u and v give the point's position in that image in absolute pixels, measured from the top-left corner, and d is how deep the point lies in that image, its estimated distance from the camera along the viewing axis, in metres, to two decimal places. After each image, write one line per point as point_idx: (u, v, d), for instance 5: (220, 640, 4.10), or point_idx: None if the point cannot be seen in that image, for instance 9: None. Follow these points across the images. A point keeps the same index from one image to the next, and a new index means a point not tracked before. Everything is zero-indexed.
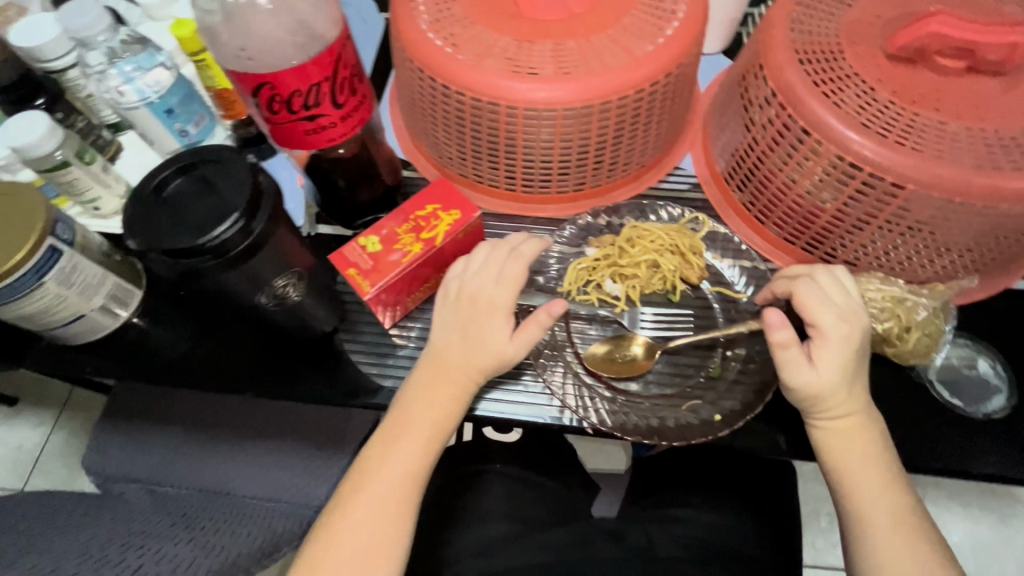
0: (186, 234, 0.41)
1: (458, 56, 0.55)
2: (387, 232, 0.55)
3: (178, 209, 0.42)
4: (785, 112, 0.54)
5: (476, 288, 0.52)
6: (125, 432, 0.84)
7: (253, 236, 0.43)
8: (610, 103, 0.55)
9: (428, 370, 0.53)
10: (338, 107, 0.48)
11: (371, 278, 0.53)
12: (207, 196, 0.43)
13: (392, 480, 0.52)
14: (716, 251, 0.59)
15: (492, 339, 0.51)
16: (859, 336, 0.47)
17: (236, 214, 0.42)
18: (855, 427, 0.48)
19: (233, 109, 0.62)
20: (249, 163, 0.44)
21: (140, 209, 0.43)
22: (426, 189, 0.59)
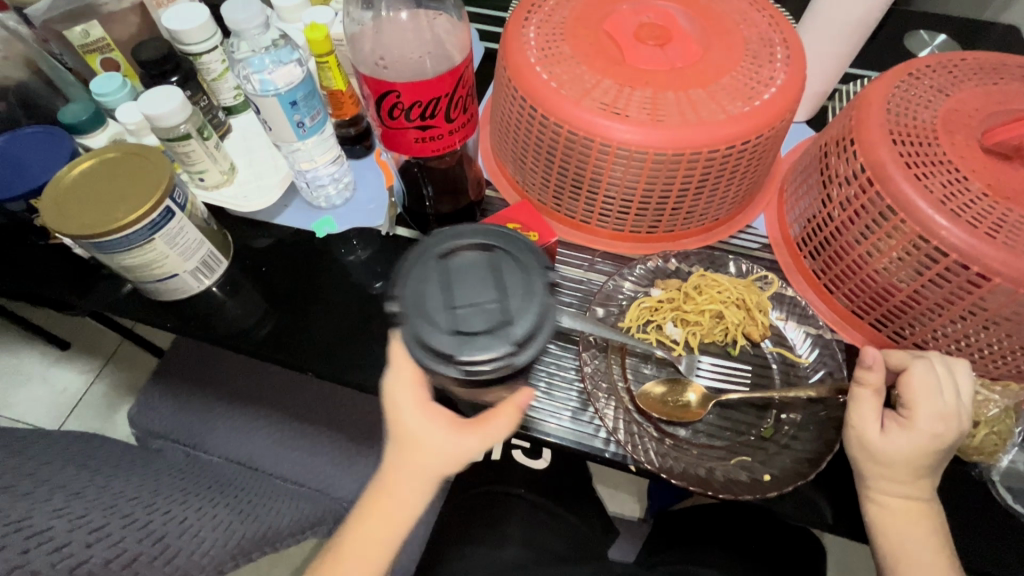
0: (435, 329, 0.42)
1: (561, 90, 0.58)
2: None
3: (458, 300, 0.44)
4: (872, 187, 0.54)
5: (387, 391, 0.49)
6: (174, 393, 0.89)
7: (510, 367, 0.42)
8: (700, 155, 0.56)
9: (395, 463, 0.50)
10: (450, 122, 0.52)
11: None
12: (478, 295, 0.44)
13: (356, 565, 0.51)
14: (781, 312, 0.60)
15: (425, 438, 0.48)
16: (948, 436, 0.45)
17: (509, 343, 0.41)
18: (913, 512, 0.46)
19: (341, 110, 0.70)
20: (547, 282, 0.44)
21: (422, 278, 0.45)
22: (507, 209, 0.62)
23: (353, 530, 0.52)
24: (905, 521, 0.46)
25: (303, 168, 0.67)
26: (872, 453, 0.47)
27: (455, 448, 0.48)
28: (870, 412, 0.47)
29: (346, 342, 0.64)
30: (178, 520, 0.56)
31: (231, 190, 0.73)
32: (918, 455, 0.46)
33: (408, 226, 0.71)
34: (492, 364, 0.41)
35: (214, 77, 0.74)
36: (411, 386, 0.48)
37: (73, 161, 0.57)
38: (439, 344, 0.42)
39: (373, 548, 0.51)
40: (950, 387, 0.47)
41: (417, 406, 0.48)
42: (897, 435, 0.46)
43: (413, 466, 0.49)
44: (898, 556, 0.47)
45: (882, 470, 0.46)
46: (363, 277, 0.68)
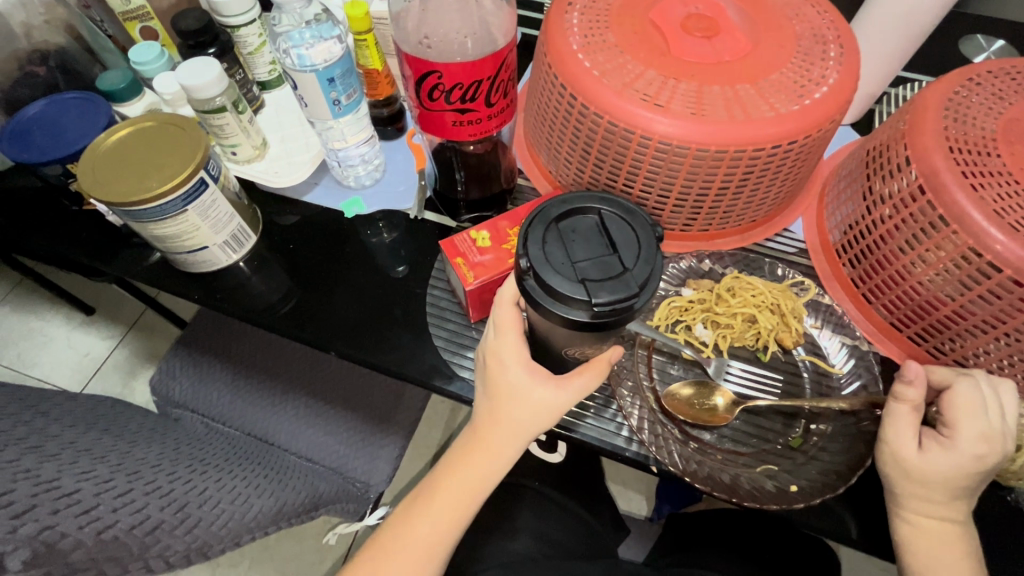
0: (562, 277, 0.38)
1: (603, 79, 0.56)
2: (499, 230, 0.57)
3: (578, 252, 0.39)
4: (924, 196, 0.52)
5: (490, 346, 0.50)
6: (195, 363, 0.90)
7: (630, 312, 0.38)
8: (745, 153, 0.54)
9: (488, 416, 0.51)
10: (490, 106, 0.50)
11: (477, 271, 0.55)
12: (591, 247, 0.40)
13: (441, 516, 0.52)
14: (817, 319, 0.58)
15: (526, 392, 0.49)
16: (992, 460, 0.44)
17: (631, 288, 0.37)
18: (949, 536, 0.45)
19: (376, 90, 0.69)
20: (655, 233, 0.41)
21: (540, 231, 0.40)
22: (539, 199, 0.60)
23: (441, 482, 0.53)
24: (940, 544, 0.45)
25: (335, 147, 0.67)
26: (907, 472, 0.45)
27: (554, 403, 0.48)
28: (908, 429, 0.45)
29: (369, 323, 0.63)
30: (199, 490, 0.56)
31: (263, 165, 0.73)
32: (956, 476, 0.44)
33: (437, 210, 0.70)
34: (621, 308, 0.37)
35: (251, 51, 0.74)
36: (514, 345, 0.49)
37: (110, 129, 0.57)
38: (569, 292, 0.37)
39: (459, 499, 0.52)
40: (997, 408, 0.45)
41: (520, 362, 0.49)
42: (937, 454, 0.44)
43: (514, 421, 0.50)
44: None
45: (918, 489, 0.45)
46: (389, 259, 0.67)
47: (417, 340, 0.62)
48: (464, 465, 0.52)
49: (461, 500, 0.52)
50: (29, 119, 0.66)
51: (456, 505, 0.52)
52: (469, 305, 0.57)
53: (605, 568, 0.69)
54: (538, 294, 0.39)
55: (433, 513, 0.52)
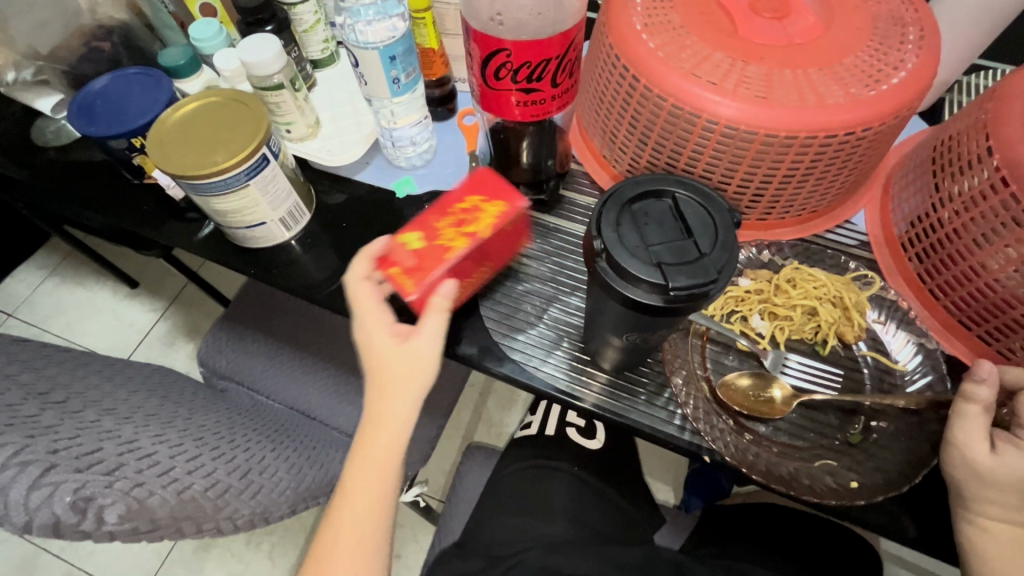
0: (636, 260, 0.37)
1: (668, 60, 0.55)
2: (430, 227, 0.53)
3: (653, 235, 0.39)
4: (1007, 188, 0.49)
5: (365, 326, 0.51)
6: (242, 338, 0.92)
7: (705, 299, 0.37)
8: (816, 139, 0.52)
9: (373, 390, 0.51)
10: (555, 86, 0.50)
11: (414, 278, 0.50)
12: (666, 231, 0.39)
13: (362, 496, 0.53)
14: (880, 314, 0.56)
15: (400, 355, 0.50)
16: None
17: (708, 273, 0.36)
18: (1019, 542, 0.44)
19: (432, 70, 0.69)
20: (733, 219, 0.39)
21: (613, 212, 0.40)
22: (471, 180, 0.55)
23: (356, 467, 0.53)
24: (1010, 549, 0.44)
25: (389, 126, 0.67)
26: (979, 475, 0.43)
27: (418, 353, 0.50)
28: (980, 429, 0.44)
29: None
30: (259, 458, 0.58)
31: (316, 144, 0.73)
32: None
33: None
34: (698, 294, 0.36)
35: (306, 29, 0.73)
36: (374, 313, 0.51)
37: (177, 103, 0.58)
38: (644, 275, 0.37)
39: (372, 476, 0.52)
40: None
41: (385, 329, 0.50)
42: (1011, 455, 0.42)
43: (390, 386, 0.50)
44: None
45: (988, 492, 0.43)
46: None
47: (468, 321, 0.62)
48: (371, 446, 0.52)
49: (375, 477, 0.52)
50: (95, 93, 0.68)
51: (366, 483, 0.53)
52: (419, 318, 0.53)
53: (644, 555, 0.68)
54: (610, 276, 0.38)
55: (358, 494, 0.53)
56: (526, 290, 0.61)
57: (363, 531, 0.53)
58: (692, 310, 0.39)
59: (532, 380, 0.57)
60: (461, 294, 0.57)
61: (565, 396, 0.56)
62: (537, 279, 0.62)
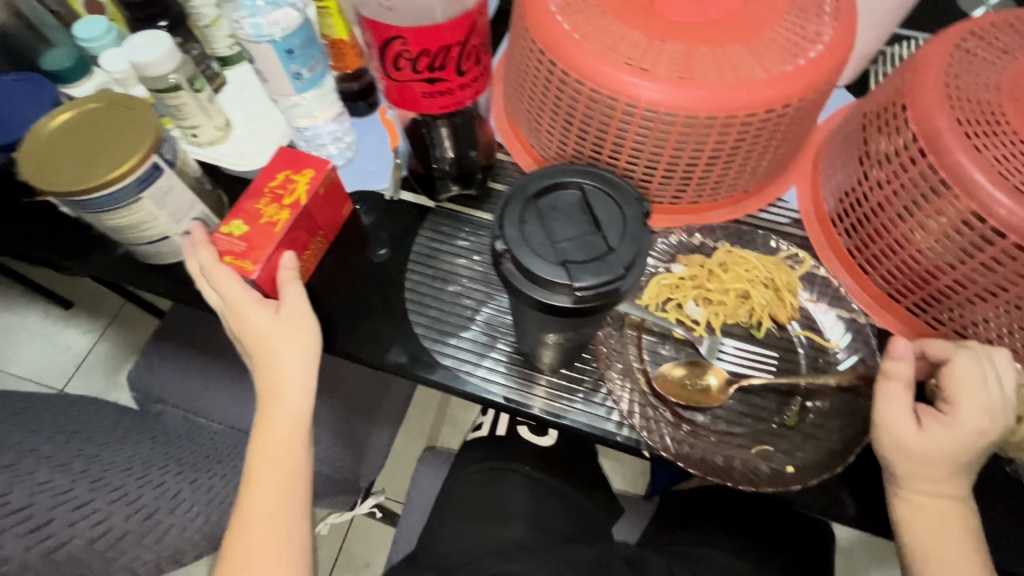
0: (542, 261, 0.36)
1: (584, 43, 0.52)
2: (246, 211, 0.54)
3: (559, 231, 0.37)
4: (924, 159, 0.49)
5: (233, 305, 0.52)
6: (175, 358, 0.86)
7: (615, 295, 0.36)
8: (736, 118, 0.51)
9: (262, 361, 0.53)
10: (461, 75, 0.47)
11: (252, 257, 0.52)
12: (573, 226, 0.38)
13: (268, 474, 0.53)
14: (813, 293, 0.56)
15: (279, 322, 0.52)
16: (994, 433, 0.42)
17: (616, 269, 0.35)
18: (950, 514, 0.44)
19: (343, 62, 0.65)
20: (642, 209, 0.39)
21: (517, 211, 0.38)
22: (279, 155, 0.57)
23: (258, 444, 0.53)
24: (940, 523, 0.44)
25: (303, 124, 0.63)
26: (905, 452, 0.43)
27: (296, 318, 0.53)
28: (904, 407, 0.44)
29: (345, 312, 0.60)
30: (171, 494, 0.54)
31: (227, 148, 0.68)
32: (955, 454, 0.43)
33: (414, 190, 0.65)
34: (607, 290, 0.35)
35: (207, 24, 0.67)
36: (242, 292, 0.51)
37: (52, 112, 0.53)
38: (551, 276, 0.35)
39: (271, 448, 0.53)
40: (993, 379, 0.43)
41: (256, 305, 0.52)
42: (935, 428, 0.43)
43: (277, 357, 0.53)
44: (930, 560, 0.44)
45: (915, 468, 0.43)
46: (363, 243, 0.63)
47: (397, 328, 0.58)
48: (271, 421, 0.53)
49: (279, 449, 0.53)
50: None
51: (274, 459, 0.53)
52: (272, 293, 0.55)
53: (599, 552, 0.67)
54: (517, 278, 0.37)
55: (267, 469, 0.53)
56: (458, 292, 0.59)
57: (274, 510, 0.53)
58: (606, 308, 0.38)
59: (467, 386, 0.55)
60: (304, 269, 0.59)
61: (503, 400, 0.54)
62: (468, 278, 0.60)
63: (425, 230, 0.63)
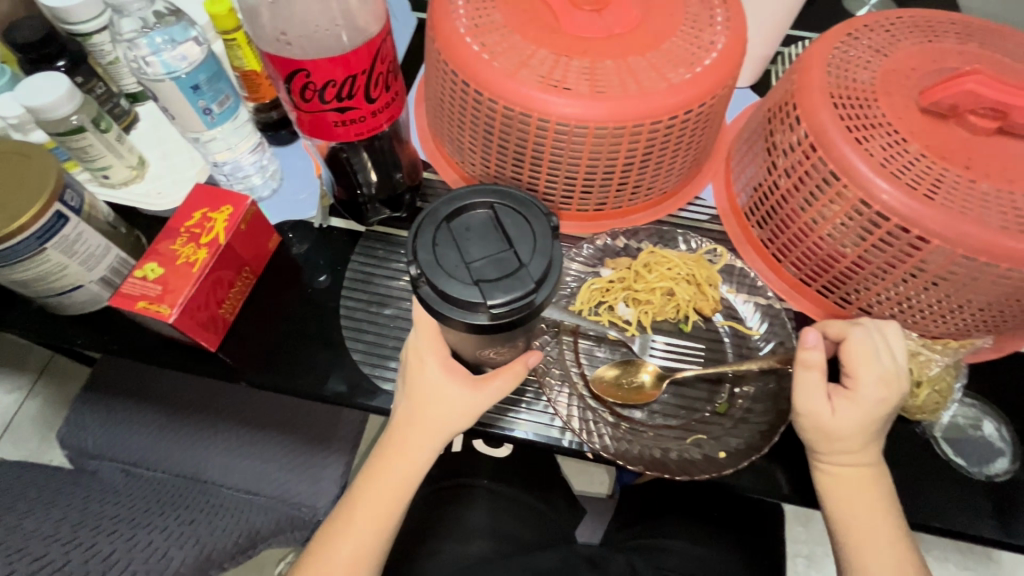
0: (456, 282, 0.37)
1: (494, 63, 0.54)
2: (163, 253, 0.53)
3: (472, 251, 0.39)
4: (815, 154, 0.53)
5: (438, 389, 0.48)
6: (105, 408, 0.80)
7: (529, 309, 0.37)
8: (644, 127, 0.53)
9: (413, 406, 0.48)
10: (371, 102, 0.47)
11: (167, 301, 0.51)
12: (485, 245, 0.39)
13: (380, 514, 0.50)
14: (731, 285, 0.59)
15: (451, 395, 0.48)
16: (892, 401, 0.46)
17: (526, 285, 0.37)
18: (864, 480, 0.47)
19: (259, 93, 0.64)
20: (551, 223, 0.40)
21: (430, 234, 0.39)
22: (198, 193, 0.56)
23: (364, 483, 0.50)
24: (856, 491, 0.47)
25: (220, 158, 0.62)
26: (824, 431, 0.47)
27: (472, 405, 0.48)
28: (819, 391, 0.47)
29: (279, 347, 0.58)
30: (103, 556, 0.52)
31: (143, 187, 0.66)
32: (862, 425, 0.46)
33: (343, 216, 0.65)
34: (521, 305, 0.37)
35: (111, 61, 0.65)
36: (432, 342, 0.48)
37: None
38: (464, 296, 0.37)
39: (385, 511, 0.49)
40: (886, 350, 0.48)
41: (438, 359, 0.48)
42: (844, 404, 0.46)
43: (434, 414, 0.48)
44: (850, 525, 0.48)
45: (831, 443, 0.47)
46: (294, 274, 0.62)
47: (334, 358, 0.58)
48: (384, 476, 0.49)
49: (385, 509, 0.50)
50: None
51: (380, 504, 0.49)
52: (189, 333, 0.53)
53: (560, 558, 0.69)
54: (434, 300, 0.38)
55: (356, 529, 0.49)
56: (394, 314, 0.59)
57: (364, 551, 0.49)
58: (525, 321, 0.39)
59: None
60: (231, 306, 0.58)
61: None
62: (405, 300, 0.60)
63: (358, 255, 0.62)
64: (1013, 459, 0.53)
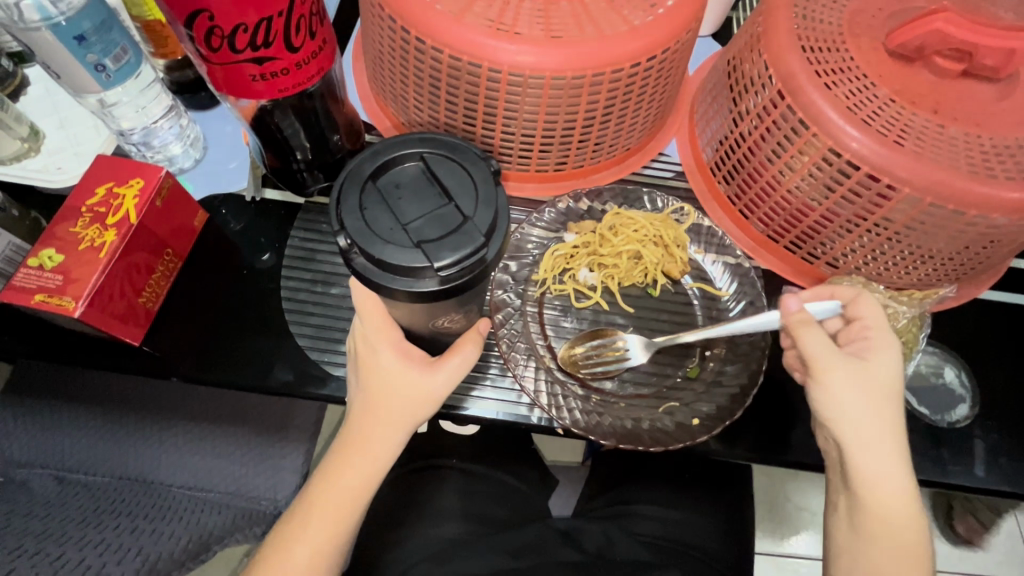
0: (394, 247, 0.32)
1: (436, 5, 0.48)
2: (61, 237, 0.46)
3: (408, 211, 0.34)
4: (782, 101, 0.50)
5: (390, 378, 0.43)
6: (27, 413, 0.72)
7: (484, 266, 0.33)
8: (604, 75, 0.49)
9: (365, 403, 0.44)
10: (294, 51, 0.41)
11: (72, 292, 0.44)
12: (423, 204, 0.34)
13: (330, 518, 0.45)
14: (699, 245, 0.58)
15: (404, 383, 0.43)
16: (894, 353, 0.46)
17: (477, 238, 0.32)
18: (873, 420, 0.45)
19: (167, 48, 0.56)
20: (493, 169, 0.35)
21: (355, 198, 0.34)
22: (106, 163, 0.49)
23: (317, 484, 0.45)
24: (884, 449, 0.45)
25: (127, 126, 0.54)
26: (853, 382, 0.45)
27: (429, 392, 0.43)
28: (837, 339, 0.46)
29: (213, 337, 0.53)
30: None
31: (39, 162, 0.57)
32: (876, 379, 0.45)
33: (278, 186, 0.58)
34: (473, 264, 0.33)
35: None
36: (382, 328, 0.42)
37: None
38: (407, 262, 0.32)
39: (340, 515, 0.45)
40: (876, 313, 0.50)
41: (392, 347, 0.43)
42: (873, 355, 0.46)
43: (388, 409, 0.43)
44: (897, 490, 0.45)
45: (852, 389, 0.45)
46: (226, 254, 0.56)
47: (277, 345, 0.52)
48: (336, 477, 0.45)
49: (340, 512, 0.45)
50: None
51: (331, 507, 0.45)
52: (102, 328, 0.46)
53: (534, 535, 0.68)
54: (372, 271, 0.33)
55: (308, 538, 0.44)
56: (342, 293, 0.54)
57: (318, 559, 0.45)
58: (477, 282, 0.35)
59: None
60: (153, 293, 0.51)
61: None
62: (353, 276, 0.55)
63: (298, 229, 0.57)
64: (973, 405, 0.54)
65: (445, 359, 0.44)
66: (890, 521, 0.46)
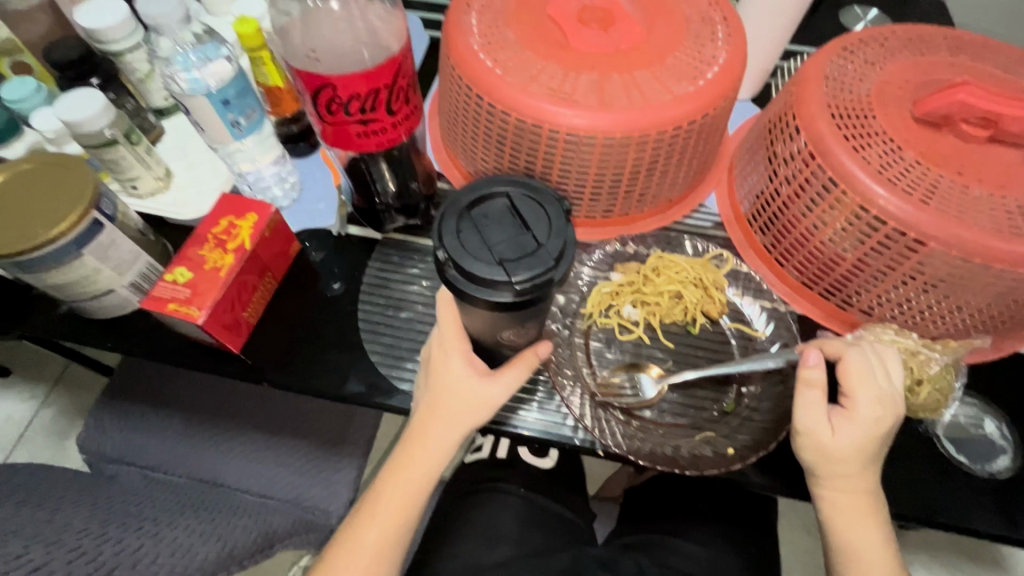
0: (480, 263, 0.39)
1: (506, 77, 0.56)
2: (191, 258, 0.55)
3: (493, 236, 0.41)
4: (814, 161, 0.55)
5: (455, 382, 0.49)
6: (124, 414, 0.82)
7: (551, 285, 0.39)
8: (649, 137, 0.56)
9: (432, 403, 0.50)
10: (392, 114, 0.50)
11: (197, 303, 0.53)
12: (506, 231, 0.41)
13: (393, 508, 0.51)
14: (738, 288, 0.62)
15: (468, 386, 0.49)
16: (889, 419, 0.48)
17: (548, 260, 0.39)
18: (849, 469, 0.49)
19: (281, 107, 0.68)
20: (565, 208, 0.42)
21: (452, 223, 0.41)
22: (232, 198, 0.59)
23: (385, 477, 0.51)
24: (860, 483, 0.49)
25: (243, 169, 0.64)
26: (825, 451, 0.49)
27: (488, 397, 0.49)
28: (820, 409, 0.49)
29: (300, 349, 0.61)
30: (133, 548, 0.53)
31: (169, 198, 0.69)
32: (847, 449, 0.48)
33: (360, 224, 0.68)
34: (542, 282, 0.39)
35: (141, 78, 0.68)
36: (455, 336, 0.49)
37: None
38: (491, 276, 0.38)
39: (405, 504, 0.51)
40: (882, 372, 0.50)
41: (460, 354, 0.49)
42: (844, 426, 0.48)
43: (451, 410, 0.49)
44: (867, 515, 0.50)
45: (820, 453, 0.49)
46: (314, 278, 0.64)
47: (353, 360, 0.60)
48: (402, 470, 0.51)
49: (405, 502, 0.51)
50: None
51: (397, 497, 0.51)
52: (213, 335, 0.55)
53: (571, 560, 0.70)
54: (460, 282, 0.39)
55: (378, 522, 0.51)
56: (411, 317, 0.62)
57: (382, 544, 0.50)
58: (542, 300, 0.41)
59: None
60: (253, 309, 0.60)
61: None
62: (421, 304, 0.62)
63: (375, 260, 0.65)
64: (1014, 457, 0.55)
65: (503, 371, 0.50)
66: (865, 542, 0.50)
